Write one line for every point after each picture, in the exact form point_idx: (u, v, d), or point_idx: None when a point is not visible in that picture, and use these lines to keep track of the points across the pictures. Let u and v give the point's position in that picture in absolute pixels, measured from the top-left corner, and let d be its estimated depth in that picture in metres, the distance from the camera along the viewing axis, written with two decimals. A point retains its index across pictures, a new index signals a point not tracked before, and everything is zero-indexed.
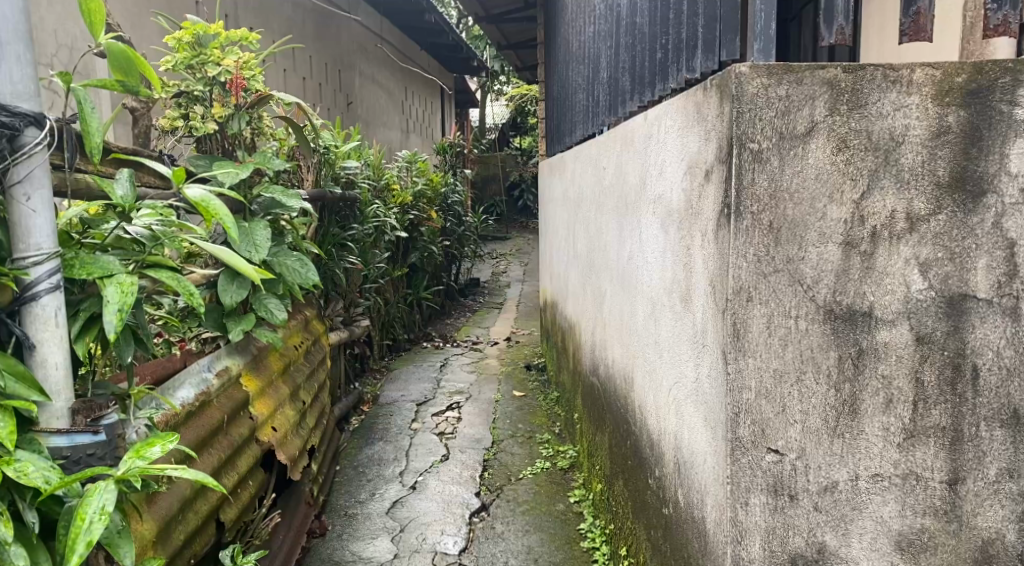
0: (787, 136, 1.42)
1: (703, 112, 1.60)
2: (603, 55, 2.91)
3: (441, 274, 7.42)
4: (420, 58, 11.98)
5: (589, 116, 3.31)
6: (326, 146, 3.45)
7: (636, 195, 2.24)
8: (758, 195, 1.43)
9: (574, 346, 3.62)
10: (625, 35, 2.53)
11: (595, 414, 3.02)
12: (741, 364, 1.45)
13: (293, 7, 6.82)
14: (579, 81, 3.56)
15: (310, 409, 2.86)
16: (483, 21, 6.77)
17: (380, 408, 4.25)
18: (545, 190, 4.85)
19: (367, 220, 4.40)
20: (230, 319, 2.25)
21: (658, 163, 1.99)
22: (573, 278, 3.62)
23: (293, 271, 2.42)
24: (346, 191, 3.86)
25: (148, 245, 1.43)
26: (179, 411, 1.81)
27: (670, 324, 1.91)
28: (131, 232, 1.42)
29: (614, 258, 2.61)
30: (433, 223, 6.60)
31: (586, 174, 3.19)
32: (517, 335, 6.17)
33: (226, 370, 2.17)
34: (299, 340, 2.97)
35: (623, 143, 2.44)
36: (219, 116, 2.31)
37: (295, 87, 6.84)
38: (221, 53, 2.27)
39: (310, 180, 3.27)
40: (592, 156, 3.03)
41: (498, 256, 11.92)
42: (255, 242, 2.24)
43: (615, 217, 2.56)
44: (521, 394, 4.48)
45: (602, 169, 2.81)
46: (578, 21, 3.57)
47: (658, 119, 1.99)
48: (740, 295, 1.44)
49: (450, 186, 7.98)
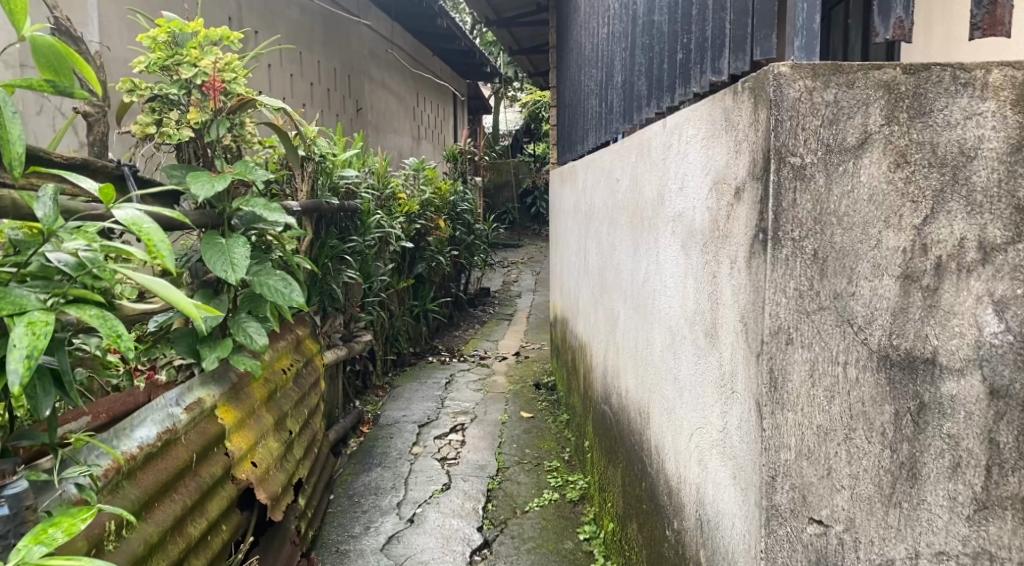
0: (835, 149, 1.20)
1: (732, 119, 1.38)
2: (618, 58, 2.70)
3: (450, 285, 7.22)
4: (432, 64, 11.84)
5: (602, 123, 3.09)
6: (322, 154, 3.27)
7: (653, 212, 2.02)
8: (800, 219, 1.21)
9: (585, 368, 3.39)
10: (641, 36, 2.32)
11: (607, 447, 2.79)
12: (779, 420, 1.22)
13: (300, 10, 6.66)
14: (592, 85, 3.34)
15: (297, 440, 2.65)
16: (494, 24, 6.58)
17: (380, 429, 4.04)
18: (555, 201, 4.64)
19: (369, 232, 4.21)
20: (205, 345, 2.08)
21: (678, 178, 1.77)
22: (583, 296, 3.40)
23: (276, 293, 2.19)
24: (345, 202, 3.68)
25: (72, 275, 1.22)
26: (135, 455, 1.61)
27: (691, 361, 1.68)
28: (54, 259, 1.22)
29: (627, 279, 2.40)
30: (441, 232, 6.40)
31: (598, 186, 2.97)
32: (527, 350, 5.96)
33: (197, 404, 1.97)
34: (287, 362, 2.77)
35: (638, 153, 2.22)
36: (196, 121, 2.14)
37: (301, 93, 6.68)
38: (197, 53, 2.11)
39: (305, 190, 3.08)
40: (605, 167, 2.82)
41: (509, 264, 11.70)
42: (231, 259, 2.05)
43: (630, 235, 2.34)
44: (530, 415, 4.26)
45: (615, 182, 2.60)
46: (591, 22, 3.36)
47: (678, 127, 1.77)
48: (779, 337, 1.22)
49: (459, 194, 7.79)
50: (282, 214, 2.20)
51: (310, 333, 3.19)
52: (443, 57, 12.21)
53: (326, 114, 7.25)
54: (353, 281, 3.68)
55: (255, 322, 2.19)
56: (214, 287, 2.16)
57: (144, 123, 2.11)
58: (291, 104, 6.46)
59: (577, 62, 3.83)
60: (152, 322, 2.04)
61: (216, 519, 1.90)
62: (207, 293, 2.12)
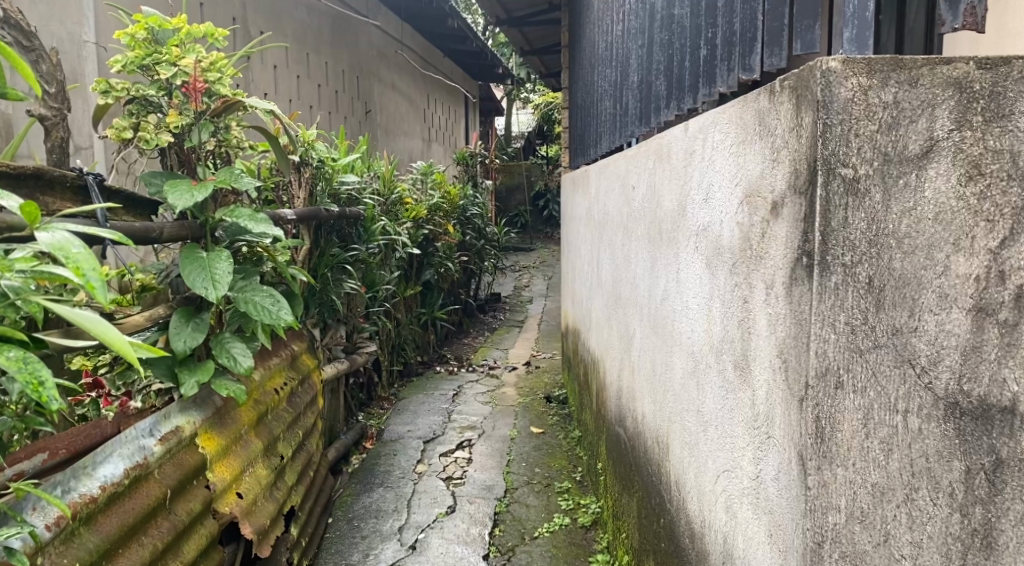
0: (895, 158, 1.01)
1: (769, 123, 1.20)
2: (633, 58, 2.53)
3: (459, 291, 7.07)
4: (443, 66, 11.71)
5: (616, 127, 2.92)
6: (320, 159, 3.11)
7: (672, 224, 1.85)
8: (853, 241, 1.02)
9: (598, 385, 3.22)
10: (659, 33, 2.15)
11: (621, 473, 2.61)
12: (828, 477, 1.03)
13: (307, 11, 6.52)
14: (605, 85, 3.16)
15: (289, 465, 2.50)
16: (505, 24, 6.41)
17: (383, 445, 3.89)
18: (567, 207, 4.47)
19: (372, 239, 4.06)
20: (185, 368, 1.93)
21: (702, 188, 1.59)
22: (596, 308, 3.22)
23: (262, 311, 2.03)
24: (347, 208, 3.53)
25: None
26: (91, 498, 1.47)
27: (717, 393, 1.50)
28: None
29: (643, 295, 2.22)
30: (450, 238, 6.24)
31: (612, 192, 2.79)
32: (537, 359, 5.78)
33: (174, 433, 1.82)
34: (280, 381, 2.61)
35: (656, 159, 2.05)
36: (174, 125, 1.98)
37: (309, 95, 6.54)
38: (177, 51, 1.97)
39: (302, 197, 2.93)
40: (619, 173, 2.64)
41: (521, 268, 11.54)
42: (211, 275, 1.90)
43: (646, 248, 2.16)
44: (540, 431, 4.09)
45: (629, 191, 2.42)
46: (605, 20, 3.18)
47: (702, 131, 1.60)
48: (826, 380, 1.03)
49: (469, 197, 7.62)
50: (269, 225, 2.03)
51: (308, 348, 3.04)
52: (454, 59, 12.07)
53: (333, 117, 7.12)
54: (355, 291, 3.53)
55: (239, 341, 2.03)
56: (195, 306, 2.01)
57: (121, 128, 1.96)
58: (298, 106, 6.32)
59: (590, 61, 3.66)
60: None
61: (193, 561, 1.74)
62: (189, 310, 1.97)
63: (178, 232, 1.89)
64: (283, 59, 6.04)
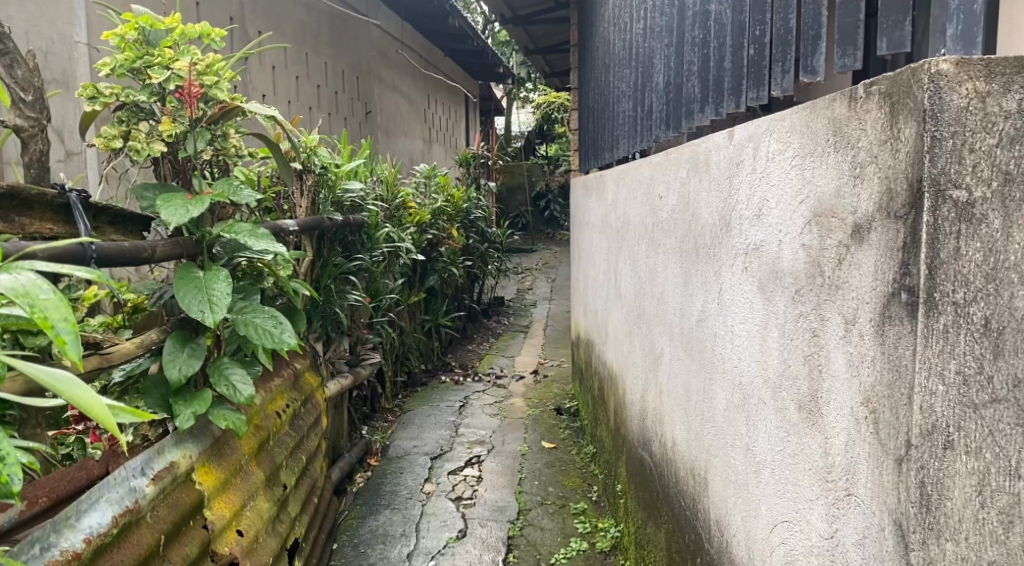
0: (1018, 177, 0.86)
1: (849, 134, 1.05)
2: (658, 57, 2.38)
3: (462, 296, 6.92)
4: (444, 66, 11.56)
5: (636, 130, 2.76)
6: (322, 165, 2.96)
7: (713, 240, 1.69)
8: (968, 275, 0.86)
9: (615, 401, 3.07)
10: (691, 31, 1.99)
11: (646, 499, 2.46)
12: (936, 555, 0.87)
13: (307, 10, 6.36)
14: (623, 86, 3.01)
15: (292, 494, 2.34)
16: (509, 23, 6.24)
17: (388, 462, 3.74)
18: (578, 211, 4.31)
19: (376, 246, 3.91)
20: (180, 399, 1.77)
21: (752, 203, 1.44)
22: (614, 321, 3.07)
23: (264, 335, 1.86)
24: (350, 216, 3.37)
25: None
26: (76, 554, 1.30)
27: (774, 434, 1.35)
28: None
29: (673, 314, 2.06)
30: (454, 242, 6.08)
31: (633, 200, 2.64)
32: (545, 367, 5.64)
33: (168, 470, 1.66)
34: (282, 404, 2.46)
35: (690, 167, 1.89)
36: (168, 134, 1.82)
37: (309, 97, 6.39)
38: (172, 53, 1.80)
39: (305, 206, 2.78)
40: (641, 181, 2.49)
41: (524, 270, 11.40)
42: (209, 297, 1.74)
43: (677, 262, 2.01)
44: (552, 445, 3.93)
45: (656, 200, 2.27)
46: (622, 17, 3.02)
47: (752, 139, 1.44)
48: (933, 440, 0.87)
49: (472, 200, 7.47)
50: (271, 241, 1.87)
51: (311, 365, 2.89)
52: (455, 58, 11.90)
53: (333, 119, 6.97)
54: (359, 302, 3.37)
55: (239, 368, 1.88)
56: (189, 329, 1.85)
57: (109, 137, 1.80)
58: (297, 108, 6.16)
59: (604, 61, 3.51)
60: (116, 371, 1.75)
61: None
62: (184, 334, 1.81)
63: (172, 251, 1.74)
64: (282, 60, 5.89)
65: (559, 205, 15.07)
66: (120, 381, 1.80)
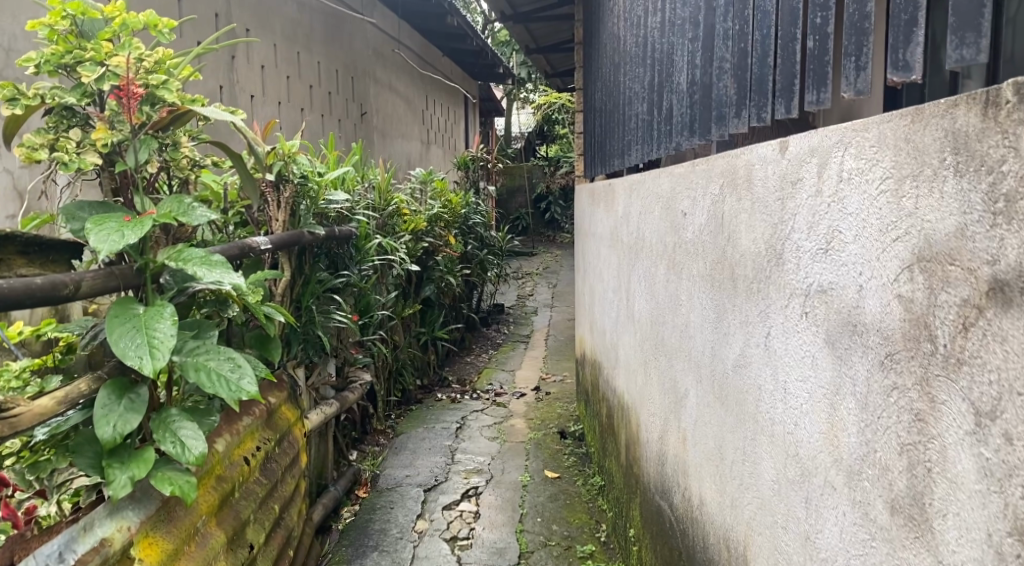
0: None
1: (987, 157, 0.76)
2: (680, 53, 2.09)
3: (460, 306, 6.63)
4: (443, 66, 11.29)
5: (651, 135, 2.48)
6: (303, 174, 2.67)
7: (756, 272, 1.40)
8: None
9: (627, 435, 2.78)
10: (723, 23, 1.71)
11: (665, 556, 2.16)
12: None
13: (298, 7, 6.06)
14: (636, 86, 2.72)
15: (260, 554, 2.03)
16: (508, 20, 5.94)
17: (378, 494, 3.45)
18: (584, 221, 4.03)
19: (365, 259, 3.62)
20: (115, 460, 1.47)
21: (816, 235, 1.15)
22: (625, 346, 2.79)
23: (220, 381, 1.57)
24: (335, 227, 3.08)
25: None
26: None
27: (849, 530, 1.05)
28: None
29: (701, 351, 1.77)
30: (451, 251, 5.80)
31: (648, 214, 2.35)
32: (546, 383, 5.35)
33: (99, 551, 1.36)
34: (252, 446, 2.16)
35: (723, 182, 1.60)
36: (102, 143, 1.52)
37: (300, 97, 6.09)
38: (108, 47, 1.52)
39: (281, 221, 2.55)
40: (659, 193, 2.20)
41: (524, 275, 11.13)
42: (149, 341, 1.45)
43: (706, 292, 1.72)
44: (555, 475, 3.64)
45: (677, 217, 1.98)
46: (635, 10, 2.74)
47: (814, 155, 1.15)
48: None
49: (471, 205, 7.17)
50: (228, 270, 1.58)
51: (289, 396, 2.60)
52: (454, 58, 11.60)
53: (326, 120, 6.68)
54: (345, 324, 3.10)
55: (191, 422, 1.58)
56: (130, 376, 1.56)
57: (32, 147, 1.49)
58: (288, 109, 5.87)
59: (613, 59, 3.22)
60: (37, 432, 1.46)
61: None
62: (122, 382, 1.52)
63: (104, 284, 1.44)
64: (271, 58, 5.59)
65: (559, 207, 14.83)
66: (45, 441, 1.51)
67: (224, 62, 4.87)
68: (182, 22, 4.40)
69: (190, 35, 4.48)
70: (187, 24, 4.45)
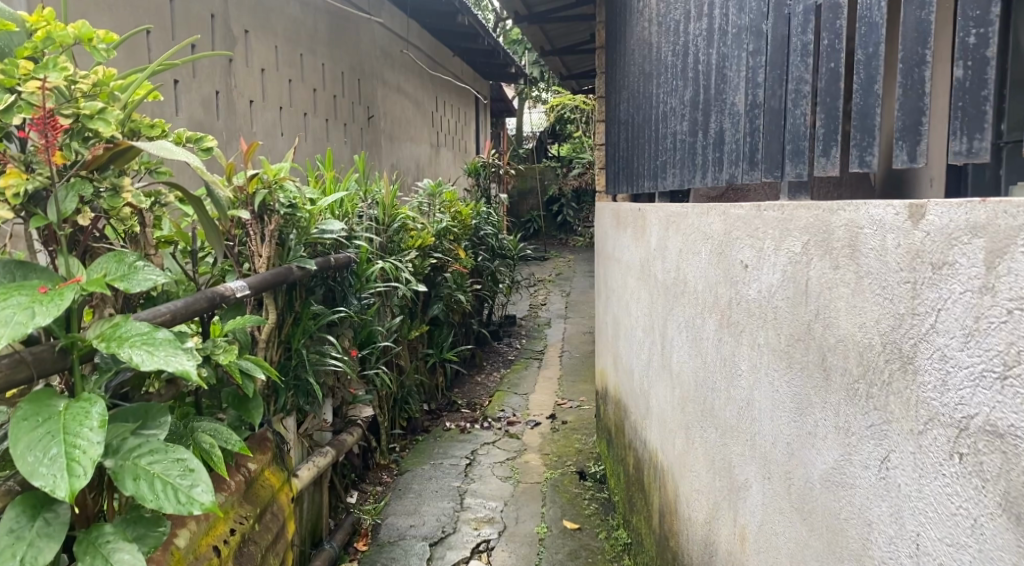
0: None
1: None
2: (736, 68, 1.77)
3: (470, 322, 6.30)
4: (454, 66, 10.96)
5: (694, 159, 2.16)
6: (292, 203, 2.36)
7: (864, 372, 1.06)
8: None
9: (661, 499, 2.43)
10: (801, 35, 1.39)
11: None
12: None
13: (302, 7, 5.74)
14: (674, 100, 2.39)
15: None
16: (523, 21, 5.59)
17: (379, 547, 3.12)
18: (605, 244, 3.70)
19: (365, 287, 3.31)
20: None
21: (982, 349, 0.80)
22: (659, 397, 2.45)
23: (166, 491, 1.24)
24: (330, 258, 2.77)
25: None
26: None
27: None
28: None
29: (771, 441, 1.43)
30: (460, 266, 5.48)
31: (691, 253, 2.01)
32: (563, 410, 5.01)
33: None
34: (225, 530, 1.83)
35: (809, 239, 1.25)
36: (12, 193, 1.21)
37: (303, 101, 5.77)
38: (23, 68, 1.19)
39: (265, 256, 2.24)
40: (707, 232, 1.86)
41: (536, 281, 10.79)
42: (66, 447, 1.12)
43: (779, 371, 1.38)
44: (575, 526, 3.30)
45: (735, 268, 1.64)
46: (672, 15, 2.41)
47: (983, 233, 0.80)
48: None
49: (482, 215, 6.85)
50: (176, 350, 1.25)
51: (274, 459, 2.27)
52: (465, 57, 11.28)
53: (332, 126, 6.38)
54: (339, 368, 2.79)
55: (130, 544, 1.24)
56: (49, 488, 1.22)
57: None
58: (290, 115, 5.55)
59: (644, 68, 2.89)
60: None
61: None
62: (37, 497, 1.19)
63: (9, 377, 1.12)
64: (273, 61, 5.27)
65: (571, 210, 14.50)
66: None
67: (221, 66, 4.56)
68: (175, 23, 4.08)
69: (184, 37, 4.17)
70: (180, 25, 4.13)
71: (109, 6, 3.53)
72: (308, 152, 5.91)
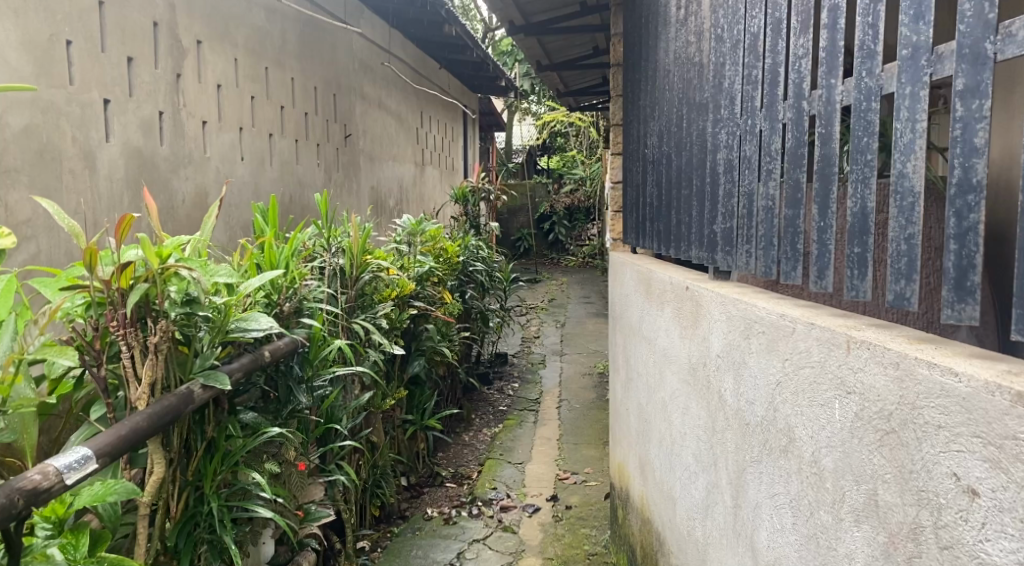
0: None
1: None
2: (908, 115, 1.06)
3: (456, 372, 5.55)
4: (440, 79, 10.24)
5: (799, 240, 1.43)
6: (190, 296, 1.63)
7: None
8: None
9: None
10: None
11: None
12: None
13: (266, 13, 4.98)
14: (753, 148, 1.67)
15: None
16: (519, 32, 4.87)
17: None
18: (627, 308, 2.97)
19: (317, 373, 2.55)
20: None
21: None
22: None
23: None
24: (261, 356, 2.02)
25: None
26: None
27: None
28: None
29: None
30: (445, 313, 4.74)
31: (809, 397, 1.27)
32: (566, 488, 4.27)
33: None
34: None
35: None
36: None
37: (269, 121, 4.99)
38: None
39: (143, 385, 1.52)
40: (849, 380, 1.14)
41: (529, 309, 10.05)
42: None
43: None
44: None
45: (937, 483, 0.91)
46: (750, 23, 1.68)
47: None
48: None
49: (470, 248, 6.11)
50: None
51: None
52: (452, 70, 10.54)
53: (303, 147, 5.60)
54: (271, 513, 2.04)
55: None
56: None
57: None
58: (252, 137, 4.76)
59: (693, 95, 2.16)
60: None
61: None
62: None
63: None
64: (232, 75, 4.49)
65: (564, 228, 13.76)
66: None
67: (167, 83, 3.76)
68: (105, 31, 3.26)
69: (119, 49, 3.36)
70: (113, 33, 3.31)
71: (11, 9, 2.71)
72: (274, 179, 5.13)
